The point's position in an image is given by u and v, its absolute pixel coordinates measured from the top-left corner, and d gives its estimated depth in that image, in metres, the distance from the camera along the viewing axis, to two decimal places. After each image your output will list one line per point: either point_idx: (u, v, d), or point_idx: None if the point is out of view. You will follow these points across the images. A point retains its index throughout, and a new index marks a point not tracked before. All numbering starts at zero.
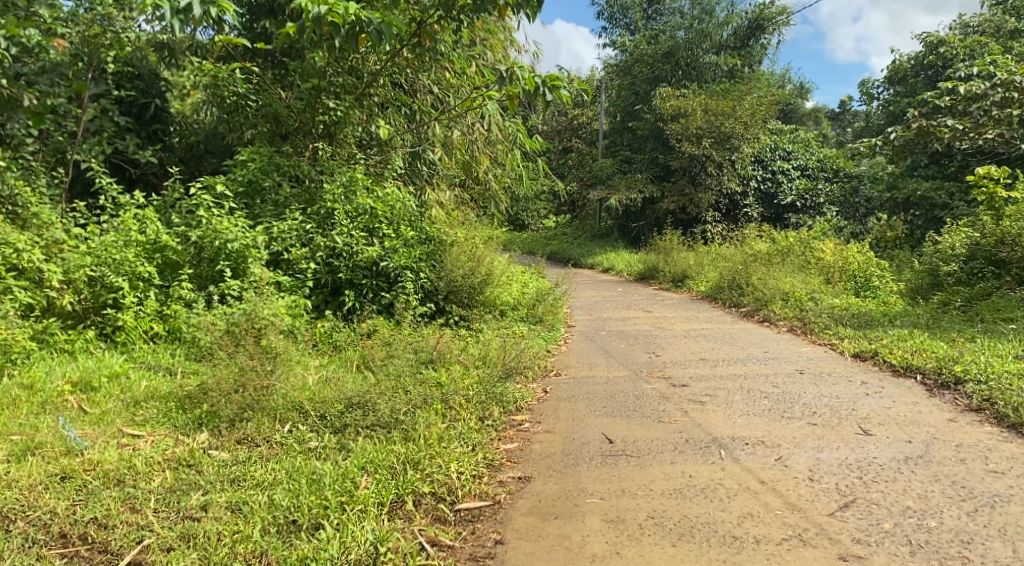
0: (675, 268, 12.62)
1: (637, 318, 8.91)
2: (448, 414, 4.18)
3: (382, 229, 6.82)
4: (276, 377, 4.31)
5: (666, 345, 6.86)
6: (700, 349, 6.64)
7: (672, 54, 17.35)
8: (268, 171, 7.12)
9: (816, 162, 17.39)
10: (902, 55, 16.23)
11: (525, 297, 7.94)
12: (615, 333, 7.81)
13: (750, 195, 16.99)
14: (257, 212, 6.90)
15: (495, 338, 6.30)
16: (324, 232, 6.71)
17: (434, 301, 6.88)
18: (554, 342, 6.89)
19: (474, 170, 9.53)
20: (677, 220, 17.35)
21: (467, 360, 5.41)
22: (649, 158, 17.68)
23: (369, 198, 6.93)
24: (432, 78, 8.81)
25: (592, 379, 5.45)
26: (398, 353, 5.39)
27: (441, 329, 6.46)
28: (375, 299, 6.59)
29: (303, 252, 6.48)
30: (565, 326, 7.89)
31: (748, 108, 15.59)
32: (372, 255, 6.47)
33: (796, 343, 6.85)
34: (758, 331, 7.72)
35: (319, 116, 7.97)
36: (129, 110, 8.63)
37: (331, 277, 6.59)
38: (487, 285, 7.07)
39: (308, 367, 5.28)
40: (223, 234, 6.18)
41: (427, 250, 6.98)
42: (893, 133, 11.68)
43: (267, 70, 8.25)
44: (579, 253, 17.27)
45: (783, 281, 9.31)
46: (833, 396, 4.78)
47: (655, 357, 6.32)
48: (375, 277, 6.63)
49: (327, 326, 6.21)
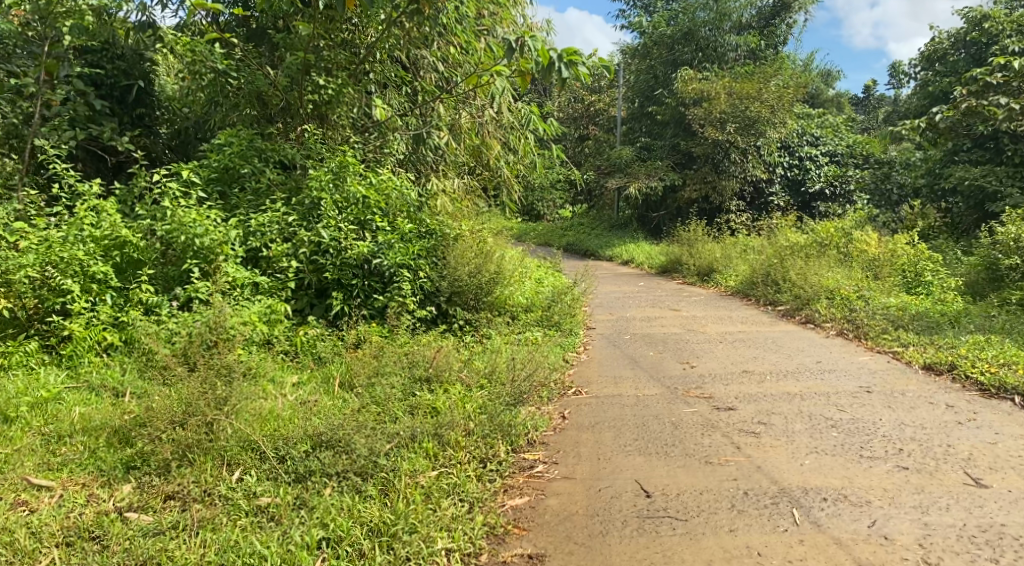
0: (701, 260, 11.69)
1: (664, 318, 8.04)
2: (441, 457, 3.34)
3: (376, 220, 5.95)
4: (230, 408, 3.47)
5: (700, 353, 5.99)
6: (739, 358, 5.76)
7: (692, 34, 16.32)
8: (248, 156, 6.27)
9: (846, 147, 16.39)
10: (940, 33, 15.16)
11: (539, 297, 7.06)
12: (640, 337, 6.92)
13: (777, 182, 16.02)
14: (235, 203, 6.06)
15: (506, 349, 5.46)
16: (308, 226, 5.87)
17: (435, 304, 6.04)
18: (572, 351, 6.05)
19: (484, 157, 8.76)
20: (700, 210, 16.39)
21: (470, 379, 4.57)
22: (670, 145, 16.70)
23: (361, 184, 6.03)
24: (435, 54, 7.94)
25: (619, 400, 4.58)
26: (388, 372, 4.56)
27: (442, 337, 5.63)
28: (366, 302, 5.74)
29: (284, 248, 5.62)
30: (584, 329, 7.05)
31: (775, 90, 14.59)
32: (362, 252, 5.62)
33: (851, 351, 5.95)
34: (804, 335, 6.82)
35: (307, 95, 7.12)
36: (110, 92, 7.76)
37: (316, 277, 5.74)
38: (496, 284, 6.21)
39: (280, 391, 4.43)
40: (189, 230, 5.34)
41: (426, 246, 6.13)
42: (939, 113, 10.67)
43: (250, 45, 7.41)
44: (598, 245, 16.37)
45: (824, 274, 8.40)
46: (917, 425, 3.89)
47: (689, 368, 5.45)
48: (367, 277, 5.78)
49: (307, 336, 5.33)
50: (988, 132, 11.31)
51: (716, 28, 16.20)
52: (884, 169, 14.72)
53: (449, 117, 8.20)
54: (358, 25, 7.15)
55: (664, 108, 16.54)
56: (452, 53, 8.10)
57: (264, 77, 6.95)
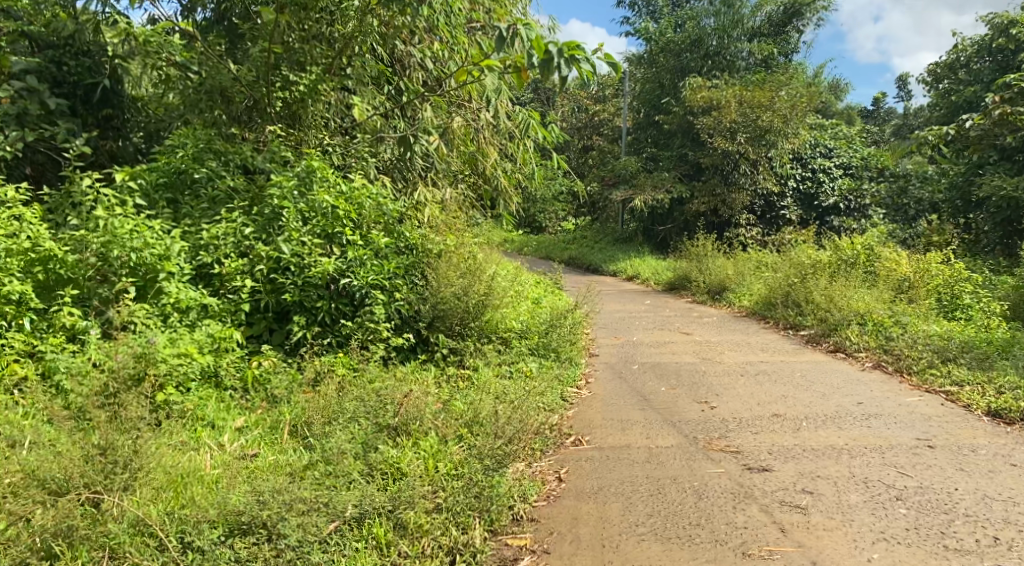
0: (711, 277, 10.92)
1: (674, 344, 7.27)
2: (395, 552, 2.70)
3: (346, 233, 5.15)
4: (123, 485, 2.78)
5: (720, 390, 5.20)
6: (765, 398, 4.98)
7: (701, 42, 15.58)
8: (205, 160, 5.53)
9: (860, 160, 15.49)
10: (963, 40, 14.41)
11: (535, 318, 6.29)
12: (649, 366, 6.13)
13: (789, 195, 15.25)
14: (187, 212, 5.31)
15: (493, 386, 4.69)
16: (270, 239, 5.09)
17: (415, 329, 5.29)
18: (571, 385, 5.28)
19: (480, 165, 8.10)
20: (708, 223, 15.62)
21: (446, 427, 3.79)
22: (677, 155, 15.96)
23: (331, 193, 5.24)
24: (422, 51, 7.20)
25: (628, 454, 3.80)
26: (351, 419, 3.79)
27: (421, 371, 4.89)
28: (333, 328, 4.98)
29: (238, 265, 4.84)
30: (585, 357, 6.27)
31: (788, 100, 13.82)
32: (329, 271, 4.84)
33: (893, 390, 5.15)
34: (834, 367, 6.05)
35: (276, 92, 6.38)
36: (72, 91, 6.81)
37: (275, 299, 4.95)
38: (486, 307, 5.44)
39: (213, 442, 3.67)
40: (126, 242, 4.55)
41: (404, 263, 5.38)
42: (969, 122, 9.91)
43: (215, 37, 6.69)
44: (601, 258, 15.58)
45: (852, 296, 7.60)
46: (1006, 499, 3.12)
47: (707, 411, 4.67)
48: (335, 298, 5.01)
49: (261, 368, 4.56)
50: (1018, 144, 10.54)
51: (724, 35, 15.48)
52: (899, 182, 13.91)
53: (439, 121, 7.45)
54: (335, 15, 6.41)
55: (671, 117, 15.78)
56: (441, 51, 7.38)
57: (228, 71, 6.19)
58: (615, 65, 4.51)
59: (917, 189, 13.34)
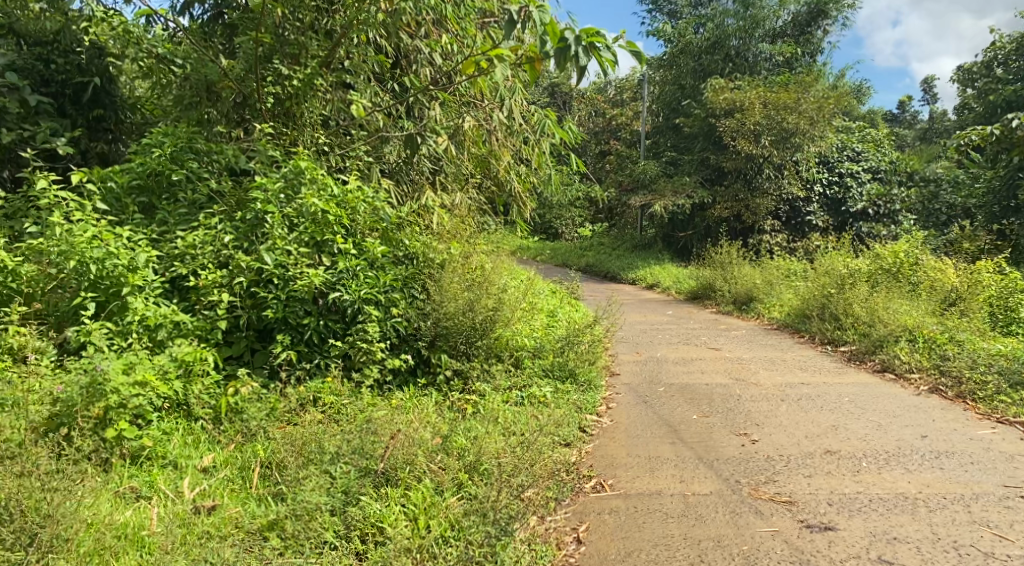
0: (738, 286, 10.26)
1: (702, 361, 6.63)
2: None
3: (337, 241, 4.57)
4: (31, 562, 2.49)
5: (761, 420, 4.57)
6: (813, 430, 4.35)
7: (722, 44, 14.91)
8: (185, 161, 5.00)
9: (889, 163, 14.64)
10: (1002, 36, 13.63)
11: (550, 334, 5.69)
12: (677, 388, 5.50)
13: (815, 201, 14.52)
14: (162, 218, 4.77)
15: (501, 420, 4.09)
16: (252, 248, 4.54)
17: (414, 350, 4.72)
18: (590, 413, 4.67)
19: (492, 168, 7.58)
20: (731, 230, 14.96)
21: (443, 472, 3.21)
22: (699, 159, 15.29)
23: (320, 196, 4.64)
24: (428, 44, 6.62)
25: (659, 505, 3.23)
26: (334, 461, 3.23)
27: (418, 399, 4.33)
28: (322, 348, 4.41)
29: (215, 277, 4.29)
30: (605, 377, 5.67)
31: (816, 101, 13.09)
32: (316, 285, 4.28)
33: (960, 421, 4.50)
34: (885, 390, 5.39)
35: (267, 87, 5.82)
36: (61, 90, 6.03)
37: (256, 315, 4.39)
38: (494, 325, 4.84)
39: (171, 489, 3.14)
40: (85, 254, 4.01)
41: (403, 275, 4.80)
42: (1017, 121, 9.17)
43: (203, 28, 6.17)
44: (620, 266, 14.95)
45: (898, 310, 6.92)
46: None
47: (748, 446, 4.06)
48: (324, 315, 4.45)
49: (237, 396, 4.01)
50: None
51: (746, 36, 14.80)
52: (932, 186, 13.12)
53: (448, 120, 6.91)
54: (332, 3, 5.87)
55: (692, 119, 15.11)
56: (449, 44, 6.82)
57: (213, 64, 5.65)
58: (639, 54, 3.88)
59: (950, 194, 12.63)
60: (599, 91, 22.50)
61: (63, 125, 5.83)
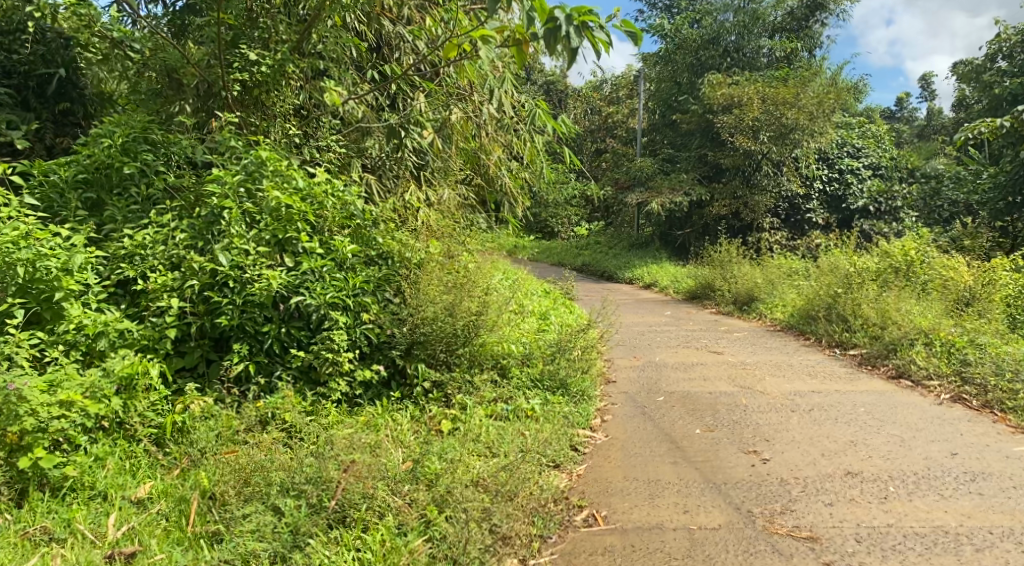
0: (738, 287, 9.84)
1: (703, 366, 6.21)
2: None
3: (301, 239, 4.12)
4: None
5: (771, 435, 4.15)
6: (829, 447, 3.93)
7: (719, 39, 14.51)
8: (139, 153, 4.53)
9: (890, 160, 14.23)
10: (1007, 28, 13.18)
11: (540, 340, 5.25)
12: (677, 397, 5.08)
13: (815, 198, 14.05)
14: (111, 215, 4.30)
15: (481, 443, 3.67)
16: (207, 248, 4.09)
17: (389, 360, 4.28)
18: (583, 428, 4.24)
19: (483, 164, 7.15)
20: (731, 228, 14.58)
21: (409, 510, 2.82)
22: (697, 156, 14.87)
23: (283, 190, 4.20)
24: (410, 30, 6.18)
25: (660, 545, 2.84)
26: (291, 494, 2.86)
27: (391, 417, 3.91)
28: (284, 358, 3.98)
29: (164, 280, 3.86)
30: (601, 387, 5.23)
31: (816, 96, 12.67)
32: (275, 289, 3.85)
33: (990, 435, 4.09)
34: (902, 399, 4.97)
35: (232, 73, 5.33)
36: (24, 83, 5.50)
37: (210, 323, 3.93)
38: (478, 331, 4.40)
39: (91, 530, 2.80)
40: (12, 255, 3.55)
41: (376, 276, 4.35)
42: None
43: (164, 11, 5.69)
44: (616, 265, 14.54)
45: (912, 312, 6.49)
46: None
47: (759, 466, 3.63)
48: (286, 321, 4.01)
49: (186, 414, 3.60)
50: None
51: (744, 31, 14.41)
52: (932, 183, 12.66)
53: (434, 113, 6.47)
54: None
55: (689, 116, 14.72)
56: (433, 28, 6.36)
57: (174, 47, 5.17)
58: (634, 34, 3.48)
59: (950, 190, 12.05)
60: (595, 88, 22.07)
61: (19, 118, 5.34)
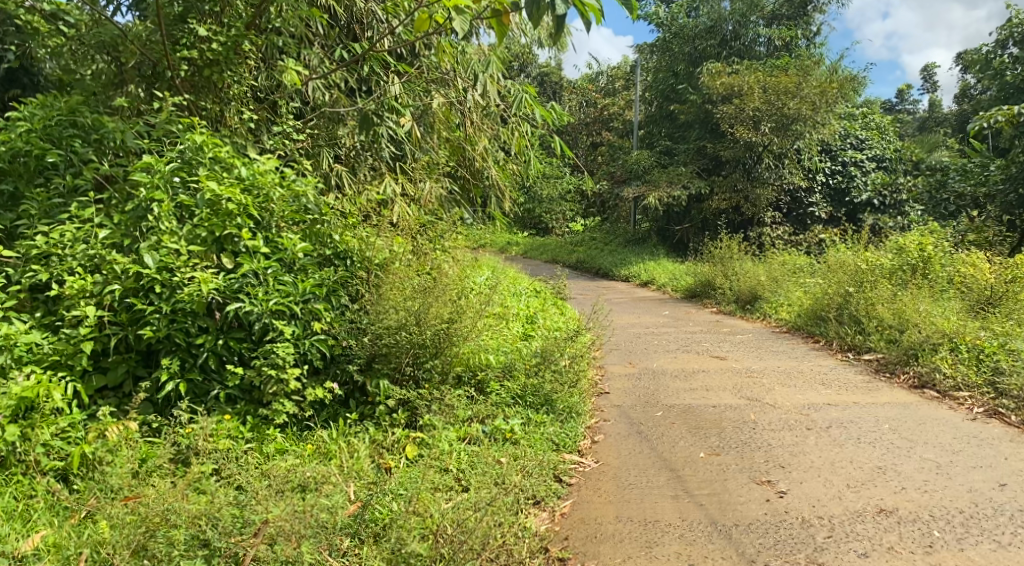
0: (740, 284, 9.29)
1: (705, 373, 5.66)
2: None
3: (242, 237, 3.57)
4: None
5: (785, 460, 3.62)
6: (854, 475, 3.41)
7: (717, 28, 13.90)
8: (64, 139, 3.95)
9: (894, 152, 13.64)
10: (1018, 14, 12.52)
11: (524, 348, 4.70)
12: (677, 411, 4.53)
13: (817, 191, 13.50)
14: (27, 209, 3.73)
15: (448, 481, 3.13)
16: (134, 247, 3.52)
17: (348, 376, 3.73)
18: (569, 452, 3.71)
19: (468, 156, 6.56)
20: (731, 222, 14.04)
21: None
22: (695, 148, 14.30)
23: (221, 181, 3.64)
24: (383, 6, 5.58)
25: None
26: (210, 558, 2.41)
27: (347, 444, 3.38)
28: (221, 374, 3.43)
29: (79, 284, 3.30)
30: (592, 400, 4.69)
31: (818, 85, 12.06)
32: (208, 295, 3.30)
33: None
34: (930, 413, 4.45)
35: (179, 50, 4.72)
36: None
37: (134, 335, 3.37)
38: (452, 340, 3.84)
39: None
40: None
41: (333, 279, 3.80)
42: None
43: None
44: (612, 261, 13.99)
45: (933, 314, 5.94)
46: None
47: (774, 502, 3.10)
48: (224, 331, 3.46)
49: (100, 443, 3.05)
50: None
51: (742, 20, 13.80)
52: (938, 176, 11.25)
53: (411, 99, 5.90)
54: None
55: (687, 107, 14.14)
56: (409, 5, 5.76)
57: (111, 20, 4.56)
58: (630, 4, 2.72)
59: (957, 182, 10.72)
60: (590, 81, 21.50)
61: None
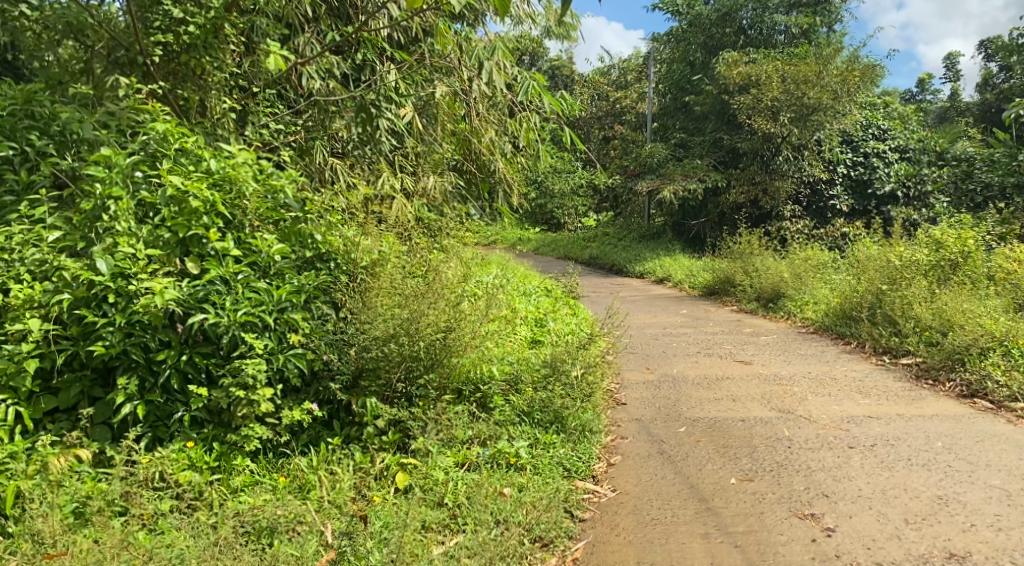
0: (762, 282, 8.77)
1: (730, 380, 5.20)
2: None
3: (211, 238, 3.17)
4: None
5: (828, 487, 3.17)
6: (911, 506, 2.96)
7: (734, 15, 13.33)
8: (19, 130, 3.53)
9: (918, 142, 12.86)
10: None
11: (531, 356, 4.26)
12: (702, 426, 4.08)
13: (838, 183, 12.83)
14: None
15: (442, 519, 2.73)
16: (88, 250, 3.11)
17: (330, 393, 3.31)
18: (582, 478, 3.27)
19: (473, 151, 6.06)
20: (749, 216, 13.50)
21: None
22: (711, 140, 13.77)
23: (185, 175, 3.22)
24: None
25: None
26: None
27: (327, 474, 2.97)
28: (185, 395, 3.01)
29: (23, 293, 2.89)
30: (607, 413, 4.24)
31: (839, 73, 11.50)
32: (165, 306, 2.89)
33: None
34: (986, 428, 3.97)
35: (152, 33, 4.32)
36: None
37: (85, 352, 2.94)
38: (450, 352, 3.42)
39: None
40: None
41: (314, 284, 3.38)
42: None
43: None
44: (626, 258, 13.50)
45: (979, 315, 5.44)
46: None
47: (822, 544, 2.67)
48: (187, 345, 3.05)
49: (41, 477, 2.66)
50: None
51: (760, 6, 13.22)
52: (964, 165, 10.69)
53: (409, 87, 5.47)
54: None
55: (703, 97, 13.60)
56: None
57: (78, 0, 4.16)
58: None
59: (983, 172, 10.12)
60: (603, 73, 20.92)
61: None
